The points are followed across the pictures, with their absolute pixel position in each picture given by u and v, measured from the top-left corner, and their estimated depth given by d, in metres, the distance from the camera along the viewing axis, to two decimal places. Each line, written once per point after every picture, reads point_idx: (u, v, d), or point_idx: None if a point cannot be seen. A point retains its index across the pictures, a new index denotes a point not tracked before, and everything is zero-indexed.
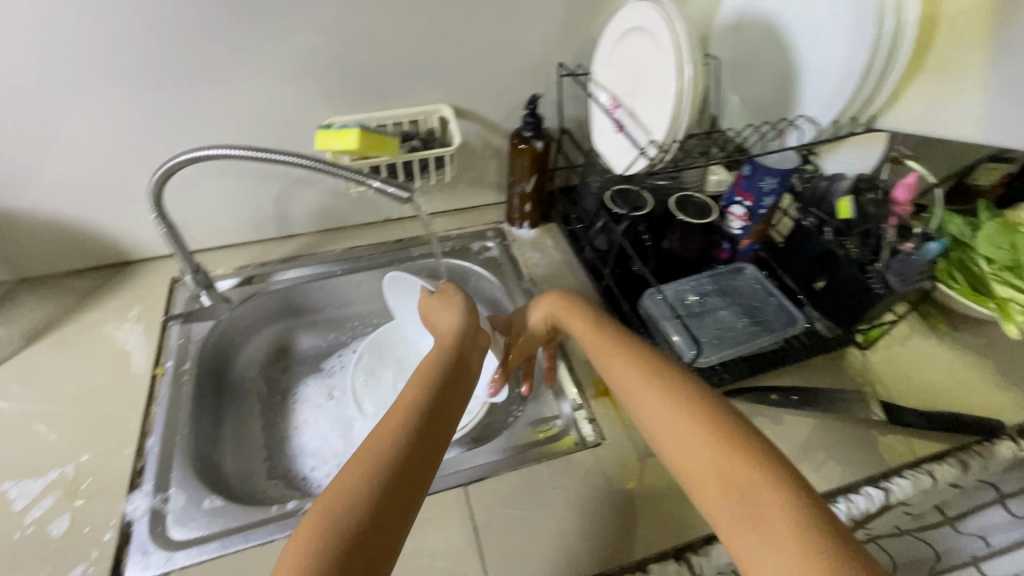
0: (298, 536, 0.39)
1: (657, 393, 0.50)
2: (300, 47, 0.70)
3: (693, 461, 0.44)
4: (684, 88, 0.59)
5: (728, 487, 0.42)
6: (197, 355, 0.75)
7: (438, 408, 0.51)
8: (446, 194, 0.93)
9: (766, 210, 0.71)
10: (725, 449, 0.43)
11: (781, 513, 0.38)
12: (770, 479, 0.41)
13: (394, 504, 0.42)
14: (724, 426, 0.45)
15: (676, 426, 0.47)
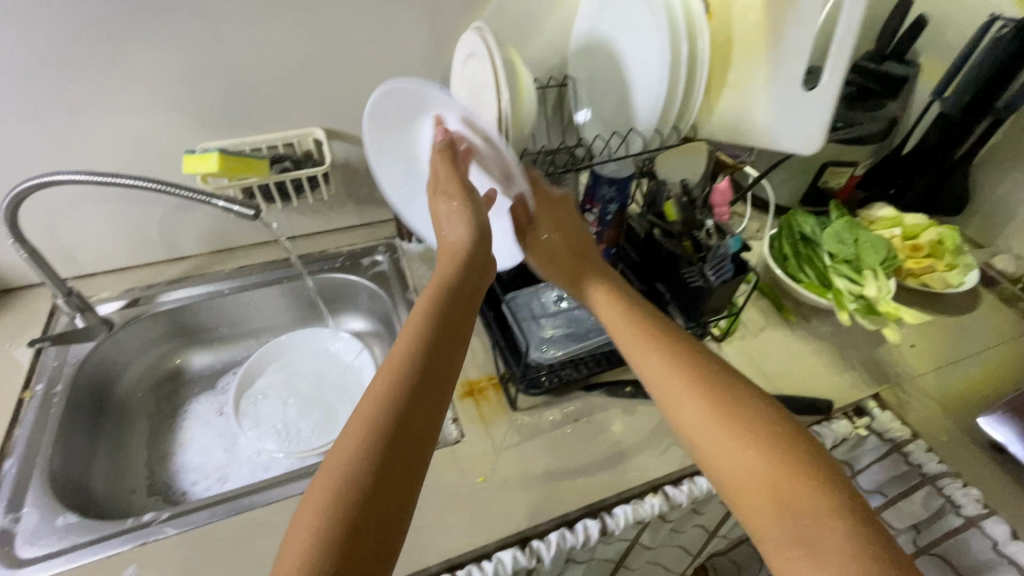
0: (312, 504, 0.41)
1: (707, 390, 0.51)
2: (163, 78, 0.74)
3: (748, 472, 0.46)
4: (504, 106, 0.65)
5: (784, 504, 0.44)
6: (71, 377, 0.76)
7: (438, 372, 0.49)
8: (336, 212, 0.97)
9: (610, 218, 0.78)
10: (785, 466, 0.46)
11: (838, 540, 0.41)
12: (823, 502, 0.43)
13: (388, 487, 0.42)
14: (784, 447, 0.47)
15: (727, 436, 0.49)
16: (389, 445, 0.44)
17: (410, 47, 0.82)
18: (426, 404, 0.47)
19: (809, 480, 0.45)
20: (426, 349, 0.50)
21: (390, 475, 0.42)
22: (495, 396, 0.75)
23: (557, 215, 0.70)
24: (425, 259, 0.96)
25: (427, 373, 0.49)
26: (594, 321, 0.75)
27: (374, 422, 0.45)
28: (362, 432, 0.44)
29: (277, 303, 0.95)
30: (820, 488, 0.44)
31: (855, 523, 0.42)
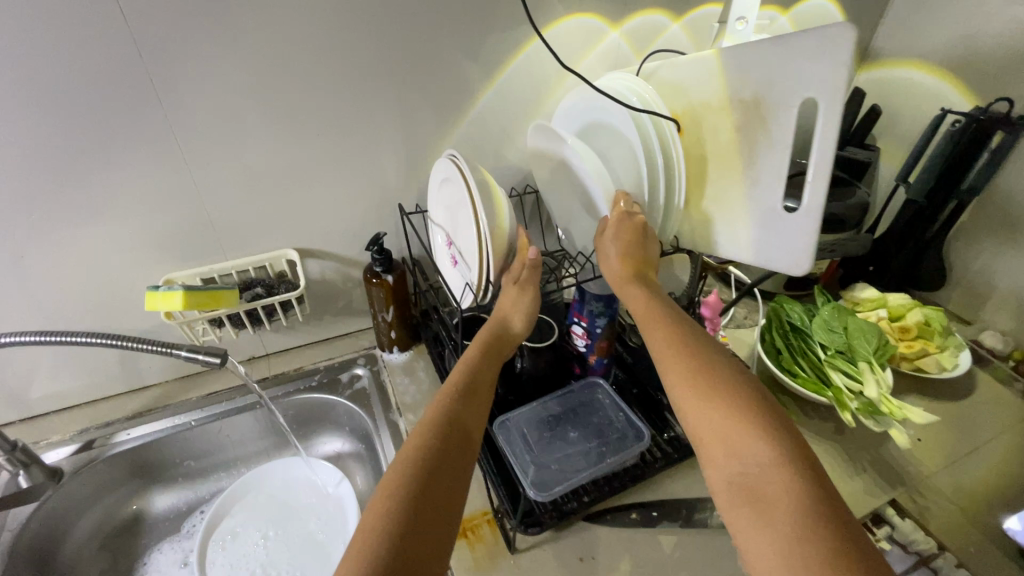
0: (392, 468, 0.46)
1: (684, 356, 0.54)
2: (127, 213, 0.71)
3: (706, 428, 0.48)
4: (485, 234, 0.63)
5: (735, 454, 0.45)
6: (9, 547, 0.67)
7: (475, 408, 0.54)
8: (312, 326, 0.93)
9: (601, 330, 0.75)
10: (740, 419, 0.47)
11: (783, 486, 0.41)
12: (782, 470, 0.42)
13: (444, 461, 0.48)
14: (750, 407, 0.47)
15: (698, 393, 0.50)
16: (434, 459, 0.47)
17: (384, 165, 0.82)
18: (463, 430, 0.51)
19: (764, 430, 0.46)
20: (465, 387, 0.56)
21: (436, 487, 0.45)
22: (490, 535, 0.68)
23: (642, 249, 0.65)
24: (408, 370, 0.92)
25: (468, 408, 0.53)
26: (594, 444, 0.70)
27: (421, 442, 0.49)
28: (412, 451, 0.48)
29: (249, 430, 0.88)
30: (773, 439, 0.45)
31: (800, 470, 0.42)
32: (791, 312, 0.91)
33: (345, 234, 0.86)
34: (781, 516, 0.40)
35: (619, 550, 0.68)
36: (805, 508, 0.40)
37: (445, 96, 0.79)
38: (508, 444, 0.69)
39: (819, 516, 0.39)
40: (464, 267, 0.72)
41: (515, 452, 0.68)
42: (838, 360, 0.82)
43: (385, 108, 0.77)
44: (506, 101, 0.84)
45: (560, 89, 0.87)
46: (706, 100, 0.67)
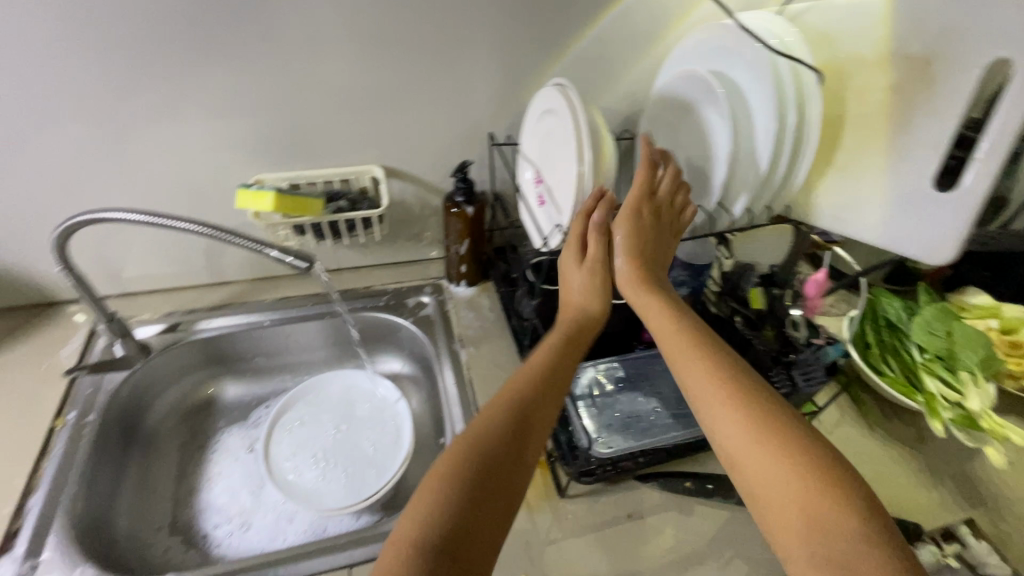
0: (424, 494, 0.45)
1: (738, 402, 0.47)
2: (227, 107, 0.72)
3: (773, 490, 0.43)
4: (585, 172, 0.59)
5: (810, 525, 0.40)
6: (104, 405, 0.74)
7: (532, 423, 0.51)
8: (385, 248, 0.93)
9: (680, 298, 0.71)
10: (817, 487, 0.41)
11: (872, 567, 0.37)
12: (868, 547, 0.38)
13: (487, 489, 0.45)
14: (827, 473, 0.42)
15: (758, 451, 0.44)
16: (480, 489, 0.45)
17: (480, 90, 0.78)
18: (513, 450, 0.48)
19: (845, 500, 0.40)
20: (520, 395, 0.52)
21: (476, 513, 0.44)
22: (540, 477, 0.69)
23: (655, 237, 0.62)
24: (473, 305, 0.91)
25: (524, 427, 0.50)
26: (660, 412, 0.69)
27: (460, 467, 0.46)
28: (457, 473, 0.46)
29: (316, 338, 0.92)
30: (854, 511, 0.40)
31: (884, 546, 0.38)
32: (886, 304, 0.81)
33: (431, 157, 0.84)
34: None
35: (667, 515, 0.67)
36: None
37: (554, 19, 0.73)
38: (575, 397, 0.70)
39: None
40: (552, 208, 0.69)
41: (583, 406, 0.69)
42: (936, 366, 0.74)
43: (490, 27, 0.72)
44: (618, 34, 0.77)
45: (682, 24, 0.78)
46: (860, 52, 0.58)
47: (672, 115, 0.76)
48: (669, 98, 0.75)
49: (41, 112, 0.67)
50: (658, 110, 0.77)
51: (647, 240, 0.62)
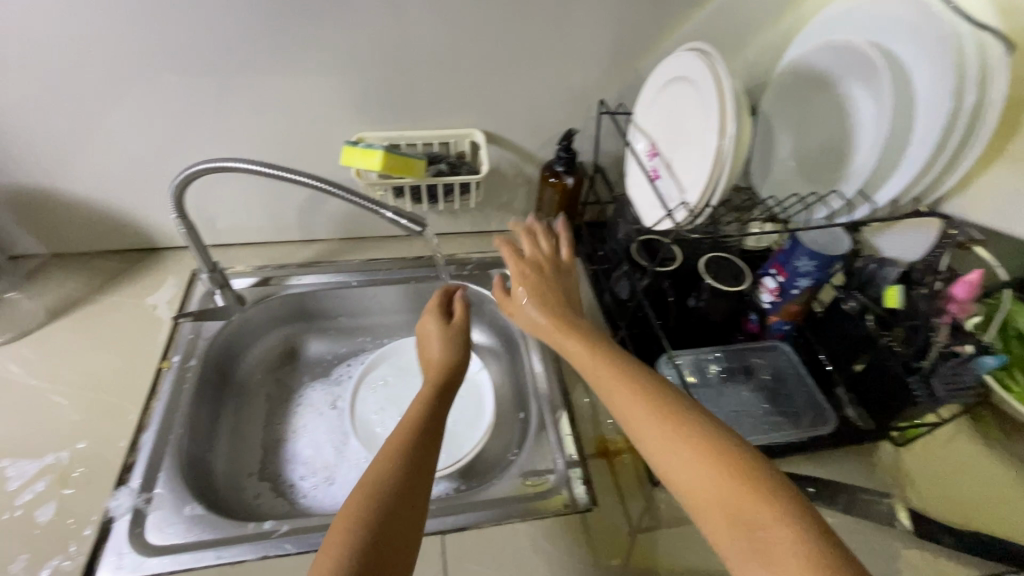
0: (341, 519, 0.43)
1: (649, 414, 0.47)
2: (337, 60, 0.70)
3: (700, 493, 0.41)
4: (724, 147, 0.54)
5: (732, 514, 0.39)
6: (204, 352, 0.76)
7: (429, 444, 0.52)
8: (473, 217, 0.92)
9: (799, 291, 0.66)
10: (734, 480, 0.40)
11: (798, 553, 0.35)
12: (782, 522, 0.37)
13: (399, 507, 0.45)
14: (733, 459, 0.42)
15: (676, 451, 0.44)
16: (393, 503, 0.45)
17: (595, 54, 0.73)
18: (411, 467, 0.48)
19: (758, 487, 0.40)
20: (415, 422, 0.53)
21: (389, 524, 0.43)
22: (631, 462, 0.68)
23: (547, 281, 0.66)
24: None
25: (426, 446, 0.51)
26: (766, 409, 0.66)
27: (374, 493, 0.45)
28: (365, 497, 0.45)
29: (399, 302, 0.91)
30: (768, 496, 0.39)
31: (798, 521, 0.37)
32: None
33: (532, 125, 0.80)
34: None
35: None
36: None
37: None
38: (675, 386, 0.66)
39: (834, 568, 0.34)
40: (671, 185, 0.64)
41: None
42: None
43: None
44: None
45: None
46: None
47: (804, 92, 0.69)
48: (801, 73, 0.68)
49: (160, 58, 0.67)
50: (783, 87, 0.71)
51: (551, 295, 0.64)
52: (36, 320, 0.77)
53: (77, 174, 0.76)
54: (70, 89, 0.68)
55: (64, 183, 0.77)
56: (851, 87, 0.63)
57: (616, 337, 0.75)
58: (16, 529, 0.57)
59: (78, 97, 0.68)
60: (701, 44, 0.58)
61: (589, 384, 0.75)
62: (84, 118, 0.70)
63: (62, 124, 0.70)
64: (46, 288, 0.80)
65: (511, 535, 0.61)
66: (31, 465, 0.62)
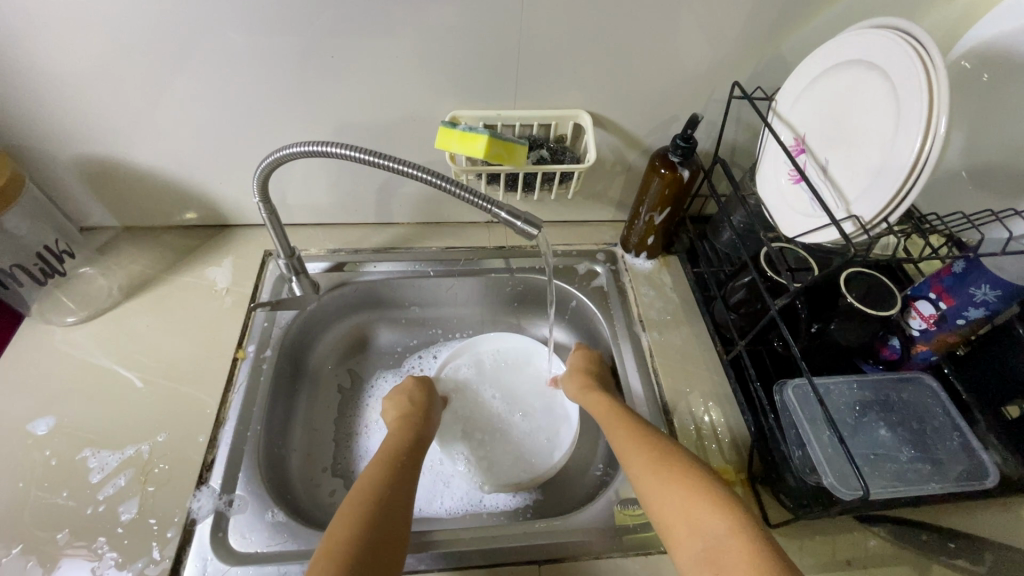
0: (340, 523, 0.49)
1: (635, 448, 0.56)
2: (436, 28, 0.61)
3: (668, 510, 0.49)
4: (927, 153, 0.43)
5: (696, 530, 0.47)
6: (279, 342, 0.72)
7: (411, 473, 0.58)
8: (560, 205, 0.84)
9: (966, 322, 0.56)
10: (694, 498, 0.49)
11: (743, 551, 0.43)
12: (731, 530, 0.45)
13: (390, 519, 0.51)
14: (701, 482, 0.50)
15: (658, 481, 0.51)
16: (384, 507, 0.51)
17: (737, 28, 0.62)
18: (401, 493, 0.54)
19: (716, 503, 0.48)
20: (403, 458, 0.60)
21: (388, 522, 0.50)
22: (743, 498, 0.61)
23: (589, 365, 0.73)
24: (653, 281, 0.81)
25: (407, 475, 0.57)
26: (908, 454, 0.57)
27: (370, 497, 0.52)
28: (359, 503, 0.51)
29: (475, 294, 0.85)
30: (724, 509, 0.47)
31: (750, 532, 0.45)
32: None
33: (644, 107, 0.70)
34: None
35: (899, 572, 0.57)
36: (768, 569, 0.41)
37: None
38: (805, 421, 0.58)
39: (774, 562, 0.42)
40: (828, 189, 0.54)
41: (815, 434, 0.57)
42: None
43: None
44: None
45: None
46: None
47: (990, 82, 0.57)
48: (990, 58, 0.56)
49: (242, 24, 0.59)
50: (963, 75, 0.58)
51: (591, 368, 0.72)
52: (111, 298, 0.74)
53: (150, 147, 0.71)
54: (145, 55, 0.61)
55: (137, 156, 0.72)
56: None
57: (733, 352, 0.67)
58: (100, 526, 0.55)
59: (154, 65, 0.62)
60: (904, 23, 0.47)
61: (692, 402, 0.68)
62: (159, 88, 0.64)
63: (137, 94, 0.65)
64: (119, 264, 0.78)
65: (612, 570, 0.55)
66: (112, 457, 0.60)
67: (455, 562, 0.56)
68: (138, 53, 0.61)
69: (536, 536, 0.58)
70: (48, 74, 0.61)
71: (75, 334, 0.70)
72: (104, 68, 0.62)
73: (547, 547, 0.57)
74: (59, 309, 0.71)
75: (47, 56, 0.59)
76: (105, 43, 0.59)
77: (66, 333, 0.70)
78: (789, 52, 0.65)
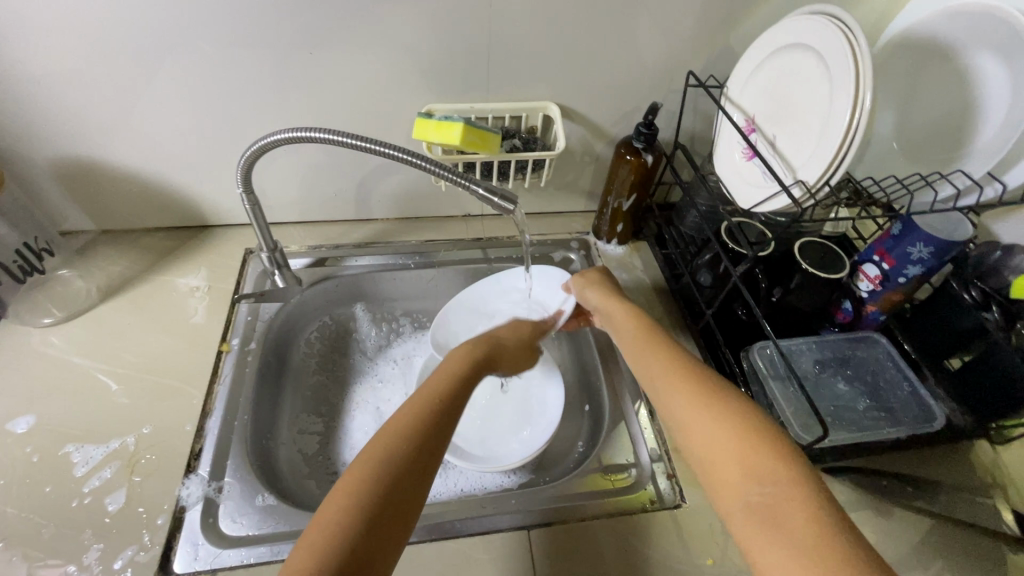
0: (367, 453, 0.46)
1: (681, 397, 0.50)
2: (409, 27, 0.64)
3: (720, 454, 0.44)
4: (859, 120, 0.49)
5: (749, 475, 0.42)
6: (263, 335, 0.73)
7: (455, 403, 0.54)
8: (534, 197, 0.88)
9: (907, 280, 0.61)
10: (749, 446, 0.43)
11: (799, 508, 0.38)
12: (789, 481, 0.40)
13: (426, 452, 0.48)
14: (758, 429, 0.44)
15: (709, 420, 0.47)
16: (395, 472, 0.45)
17: (688, 24, 0.67)
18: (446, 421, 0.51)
19: (776, 453, 0.42)
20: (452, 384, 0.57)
21: (419, 458, 0.47)
22: None
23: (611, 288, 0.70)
24: (625, 264, 0.85)
25: (423, 425, 0.49)
26: (866, 404, 0.62)
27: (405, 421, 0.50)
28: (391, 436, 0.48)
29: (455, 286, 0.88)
30: (782, 458, 0.41)
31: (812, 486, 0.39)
32: None
33: (608, 100, 0.75)
34: (803, 535, 0.36)
35: (861, 516, 0.61)
36: (829, 532, 0.36)
37: None
38: (771, 379, 0.62)
39: (836, 524, 0.37)
40: (777, 161, 0.59)
41: (780, 390, 0.61)
42: None
43: None
44: None
45: None
46: None
47: (913, 64, 0.64)
48: (912, 43, 0.63)
49: (220, 23, 0.61)
50: (890, 59, 0.65)
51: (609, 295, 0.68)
52: (88, 300, 0.74)
53: (129, 148, 0.72)
54: (122, 57, 0.62)
55: (113, 158, 0.73)
56: (980, 57, 0.57)
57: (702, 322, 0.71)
58: (86, 518, 0.55)
59: (131, 67, 0.63)
60: (833, 8, 0.54)
61: None
62: (136, 88, 0.66)
63: (112, 96, 0.66)
64: (96, 266, 0.78)
65: (599, 530, 0.58)
66: (96, 451, 0.60)
67: (443, 533, 0.57)
68: (113, 54, 0.62)
69: (519, 505, 0.60)
70: (25, 77, 0.62)
71: (52, 335, 0.70)
72: (83, 70, 0.63)
73: (528, 513, 0.59)
74: (37, 311, 0.71)
75: (24, 58, 0.60)
76: (86, 44, 0.60)
77: (44, 335, 0.69)
78: (739, 43, 0.70)
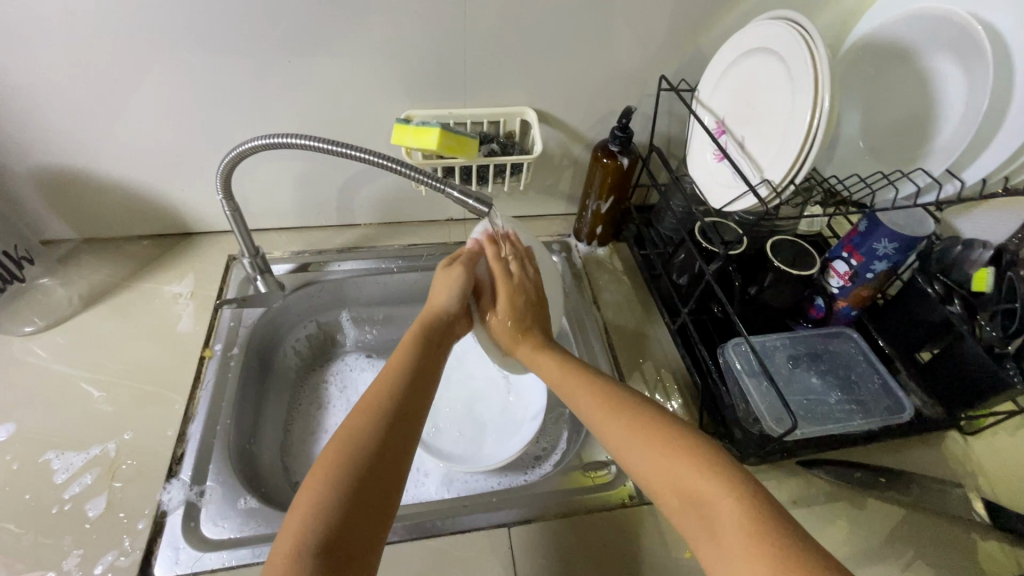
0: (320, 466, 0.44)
1: (609, 413, 0.51)
2: (387, 35, 0.66)
3: (659, 475, 0.45)
4: (819, 120, 0.50)
5: (687, 494, 0.43)
6: (245, 341, 0.73)
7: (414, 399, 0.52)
8: (515, 200, 0.89)
9: (874, 275, 0.63)
10: (686, 460, 0.44)
11: (736, 519, 0.39)
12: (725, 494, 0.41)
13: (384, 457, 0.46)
14: (689, 445, 0.45)
15: (643, 444, 0.47)
16: (351, 483, 0.43)
17: (660, 29, 0.69)
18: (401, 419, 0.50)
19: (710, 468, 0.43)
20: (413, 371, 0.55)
21: (377, 464, 0.45)
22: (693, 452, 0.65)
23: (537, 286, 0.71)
24: (605, 266, 0.86)
25: (376, 429, 0.47)
26: (838, 398, 0.63)
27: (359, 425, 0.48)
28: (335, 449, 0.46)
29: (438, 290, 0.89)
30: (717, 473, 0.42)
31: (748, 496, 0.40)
32: None
33: (584, 104, 0.77)
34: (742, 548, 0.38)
35: (835, 508, 0.62)
36: (767, 541, 0.37)
37: None
38: (745, 374, 0.63)
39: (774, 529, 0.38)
40: (745, 161, 0.61)
41: (754, 385, 0.63)
42: None
43: None
44: None
45: None
46: None
47: (876, 66, 0.66)
48: (874, 46, 0.65)
49: (200, 32, 0.62)
50: (854, 61, 0.68)
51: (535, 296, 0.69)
52: (70, 308, 0.74)
53: (110, 156, 0.72)
54: (102, 67, 0.63)
55: (94, 166, 0.73)
56: (935, 60, 0.59)
57: (679, 320, 0.73)
58: (67, 524, 0.55)
59: (111, 76, 0.64)
60: (794, 12, 0.55)
61: (646, 371, 0.73)
62: (116, 97, 0.66)
63: (92, 105, 0.66)
64: (77, 274, 0.78)
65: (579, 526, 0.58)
66: (76, 458, 0.60)
67: (423, 532, 0.58)
68: (92, 64, 0.63)
69: (500, 503, 0.61)
70: (4, 87, 0.62)
71: (33, 344, 0.70)
72: (62, 80, 0.63)
73: (509, 511, 0.60)
74: (18, 320, 0.71)
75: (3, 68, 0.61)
76: (64, 54, 0.61)
77: (25, 343, 0.70)
78: (710, 48, 0.72)
